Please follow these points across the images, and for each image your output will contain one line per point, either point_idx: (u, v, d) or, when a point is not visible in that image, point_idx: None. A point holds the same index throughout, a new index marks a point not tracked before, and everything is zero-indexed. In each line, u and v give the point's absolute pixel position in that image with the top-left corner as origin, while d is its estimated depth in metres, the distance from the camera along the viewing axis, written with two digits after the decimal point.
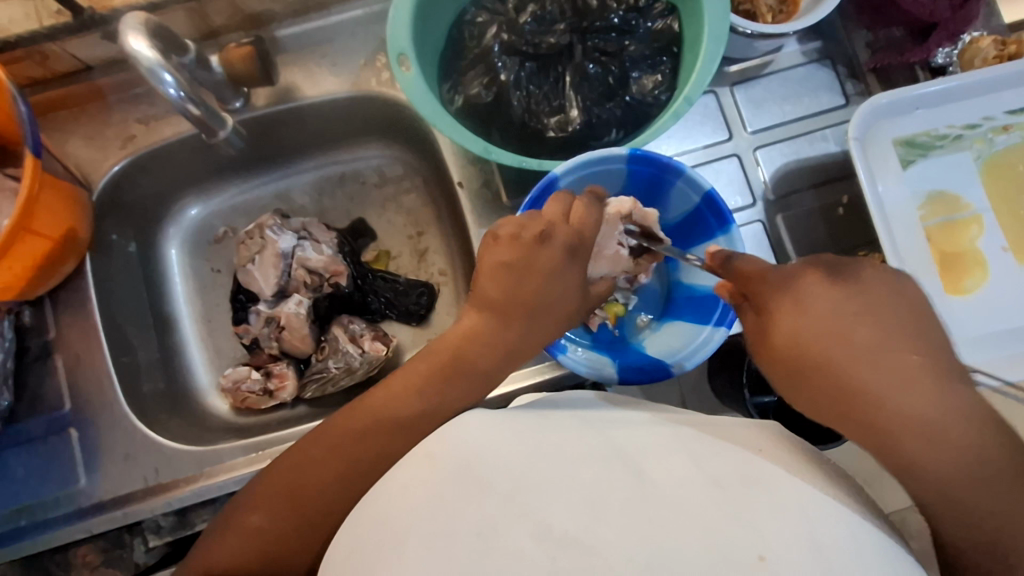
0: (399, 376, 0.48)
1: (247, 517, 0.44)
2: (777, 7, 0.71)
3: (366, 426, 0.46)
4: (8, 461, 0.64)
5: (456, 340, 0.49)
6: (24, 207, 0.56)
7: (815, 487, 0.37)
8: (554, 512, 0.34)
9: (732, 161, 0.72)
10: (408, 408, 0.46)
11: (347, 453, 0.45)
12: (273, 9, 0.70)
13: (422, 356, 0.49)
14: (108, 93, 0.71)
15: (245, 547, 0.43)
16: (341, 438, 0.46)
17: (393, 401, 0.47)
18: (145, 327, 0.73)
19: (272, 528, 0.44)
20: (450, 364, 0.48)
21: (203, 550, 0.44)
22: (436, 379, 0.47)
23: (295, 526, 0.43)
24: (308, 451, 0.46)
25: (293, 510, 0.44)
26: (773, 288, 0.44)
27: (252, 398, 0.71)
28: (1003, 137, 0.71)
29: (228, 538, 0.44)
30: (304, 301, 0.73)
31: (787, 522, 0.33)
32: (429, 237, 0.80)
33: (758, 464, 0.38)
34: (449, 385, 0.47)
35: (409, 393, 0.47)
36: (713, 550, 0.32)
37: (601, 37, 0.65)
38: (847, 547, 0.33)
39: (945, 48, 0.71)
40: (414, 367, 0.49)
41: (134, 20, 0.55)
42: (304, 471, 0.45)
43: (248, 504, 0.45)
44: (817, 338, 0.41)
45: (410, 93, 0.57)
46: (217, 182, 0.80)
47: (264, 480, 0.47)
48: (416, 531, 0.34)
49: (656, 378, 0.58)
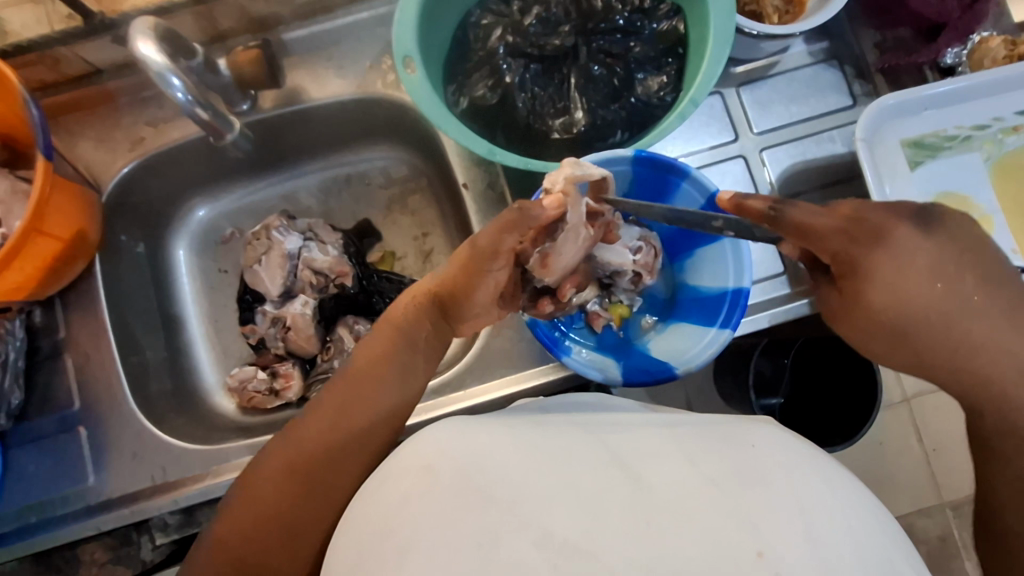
0: (351, 364, 0.52)
1: (215, 530, 0.45)
2: (783, 8, 0.71)
3: (325, 419, 0.48)
4: (18, 459, 0.65)
5: (402, 316, 0.54)
6: (35, 210, 0.58)
7: (813, 487, 0.36)
8: (555, 516, 0.34)
9: (738, 162, 0.71)
10: (361, 397, 0.49)
11: (304, 447, 0.46)
12: (280, 13, 0.70)
13: (369, 338, 0.54)
14: (117, 96, 0.72)
15: (219, 561, 0.43)
16: (299, 435, 0.47)
17: (352, 402, 0.49)
18: (154, 327, 0.74)
19: (242, 540, 0.44)
20: (399, 351, 0.52)
21: (189, 564, 0.45)
22: (383, 357, 0.51)
23: (256, 527, 0.44)
24: (269, 455, 0.48)
25: (255, 511, 0.45)
26: (874, 252, 0.44)
27: (258, 398, 0.71)
28: (1014, 138, 0.70)
29: (207, 551, 0.44)
30: (310, 301, 0.73)
31: (784, 517, 0.33)
32: (435, 238, 0.80)
33: (755, 460, 0.38)
34: (402, 365, 0.51)
35: (360, 378, 0.50)
36: (710, 549, 0.32)
37: (606, 39, 0.65)
38: (844, 544, 0.33)
39: (954, 48, 0.71)
40: (363, 350, 0.52)
41: (143, 25, 0.56)
42: (267, 473, 0.46)
43: (223, 515, 0.46)
44: (919, 302, 0.44)
45: (414, 96, 0.57)
46: (226, 183, 0.80)
47: (239, 489, 0.47)
48: (418, 540, 0.34)
49: (661, 379, 0.58)
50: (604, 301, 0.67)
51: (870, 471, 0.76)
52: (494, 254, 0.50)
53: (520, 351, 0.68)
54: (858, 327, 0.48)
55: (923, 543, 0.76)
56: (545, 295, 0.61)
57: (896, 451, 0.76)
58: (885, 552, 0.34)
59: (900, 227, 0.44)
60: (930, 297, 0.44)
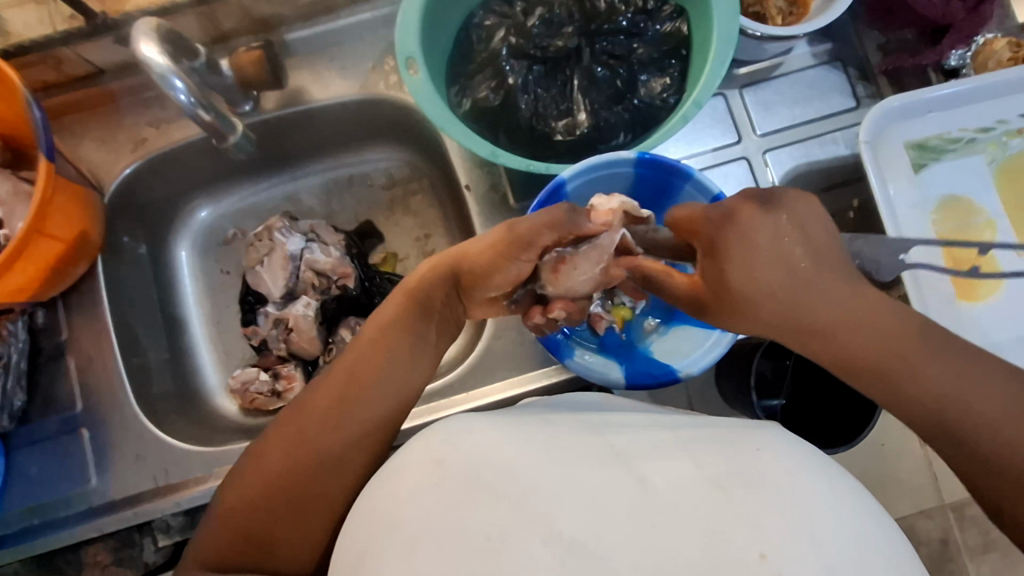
0: (363, 335, 0.51)
1: (225, 501, 0.45)
2: (787, 9, 0.70)
3: (336, 392, 0.47)
4: (21, 461, 0.65)
5: (414, 289, 0.53)
6: (38, 211, 0.57)
7: (822, 489, 0.36)
8: (560, 515, 0.34)
9: (741, 164, 0.71)
10: (372, 371, 0.48)
11: (314, 418, 0.46)
12: (283, 13, 0.70)
13: (380, 310, 0.53)
14: (119, 97, 0.72)
15: (227, 532, 0.43)
16: (309, 406, 0.47)
17: (365, 379, 0.47)
18: (155, 328, 0.74)
19: (248, 512, 0.44)
20: (416, 328, 0.51)
21: (193, 543, 0.45)
22: (394, 331, 0.50)
23: (266, 499, 0.44)
24: (278, 426, 0.47)
25: (265, 482, 0.44)
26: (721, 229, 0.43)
27: (261, 399, 0.71)
28: (1017, 141, 0.69)
29: (215, 523, 0.44)
30: (311, 302, 0.73)
31: (789, 519, 0.33)
32: (438, 239, 0.80)
33: (760, 462, 0.37)
34: (412, 341, 0.50)
35: (371, 351, 0.49)
36: (716, 552, 0.32)
37: (609, 41, 0.64)
38: (850, 548, 0.33)
39: (958, 51, 0.70)
40: (375, 322, 0.52)
41: (146, 27, 0.56)
42: (277, 442, 0.46)
43: (231, 485, 0.46)
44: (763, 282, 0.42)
45: (416, 97, 0.57)
46: (227, 184, 0.80)
47: (246, 461, 0.47)
48: (423, 540, 0.34)
49: (665, 382, 0.59)
50: (607, 303, 0.66)
51: (871, 472, 0.76)
52: (530, 244, 0.51)
53: (525, 353, 0.68)
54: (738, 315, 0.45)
55: (924, 545, 0.76)
56: (538, 305, 0.58)
57: (897, 452, 0.76)
58: (890, 556, 0.34)
59: (747, 208, 0.43)
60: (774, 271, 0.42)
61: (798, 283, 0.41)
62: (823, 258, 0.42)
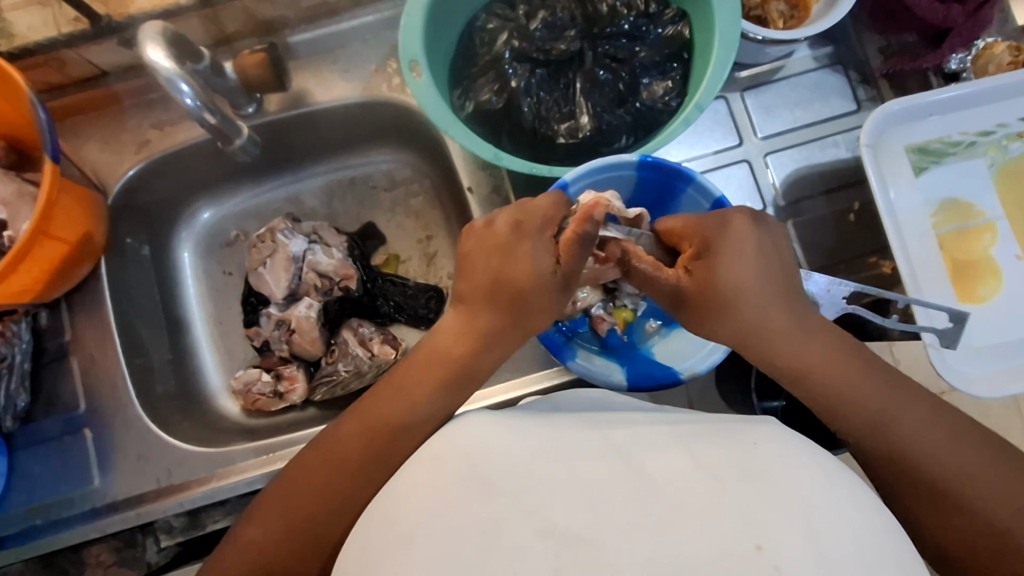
0: (392, 383, 0.51)
1: (244, 532, 0.48)
2: (789, 13, 0.71)
3: (358, 439, 0.49)
4: (24, 462, 0.66)
5: (451, 343, 0.52)
6: (42, 212, 0.58)
7: (818, 480, 0.36)
8: (558, 509, 0.34)
9: (742, 167, 0.72)
10: (396, 417, 0.49)
11: (338, 461, 0.48)
12: (286, 16, 0.71)
13: (414, 357, 0.53)
14: (124, 98, 0.72)
15: (242, 563, 0.46)
16: (334, 448, 0.49)
17: (381, 419, 0.49)
18: (158, 328, 0.74)
19: (271, 548, 0.46)
20: (444, 375, 0.50)
21: (210, 563, 0.48)
22: (424, 383, 0.50)
23: (283, 535, 0.46)
24: (301, 466, 0.50)
25: (283, 521, 0.47)
26: (724, 230, 0.49)
27: (263, 400, 0.72)
28: (1017, 144, 0.70)
29: (235, 550, 0.47)
30: (314, 304, 0.74)
31: (785, 513, 0.33)
32: (439, 241, 0.80)
33: (757, 455, 0.37)
34: (441, 388, 0.50)
35: (397, 400, 0.50)
36: (710, 544, 0.32)
37: (611, 44, 0.65)
38: (845, 540, 0.33)
39: (958, 55, 0.70)
40: (408, 369, 0.52)
41: (152, 30, 0.56)
42: (299, 482, 0.49)
43: (252, 516, 0.49)
44: (748, 286, 0.48)
45: (421, 101, 0.57)
46: (230, 187, 0.81)
47: (271, 494, 0.50)
48: (424, 536, 0.34)
49: (665, 384, 0.59)
50: (609, 305, 0.67)
51: None
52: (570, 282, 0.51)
53: (526, 354, 0.68)
54: (715, 311, 0.48)
55: None
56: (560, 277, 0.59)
57: None
58: (888, 551, 0.34)
59: (736, 219, 0.49)
60: (762, 270, 0.48)
61: (771, 290, 0.48)
62: (790, 277, 0.50)
